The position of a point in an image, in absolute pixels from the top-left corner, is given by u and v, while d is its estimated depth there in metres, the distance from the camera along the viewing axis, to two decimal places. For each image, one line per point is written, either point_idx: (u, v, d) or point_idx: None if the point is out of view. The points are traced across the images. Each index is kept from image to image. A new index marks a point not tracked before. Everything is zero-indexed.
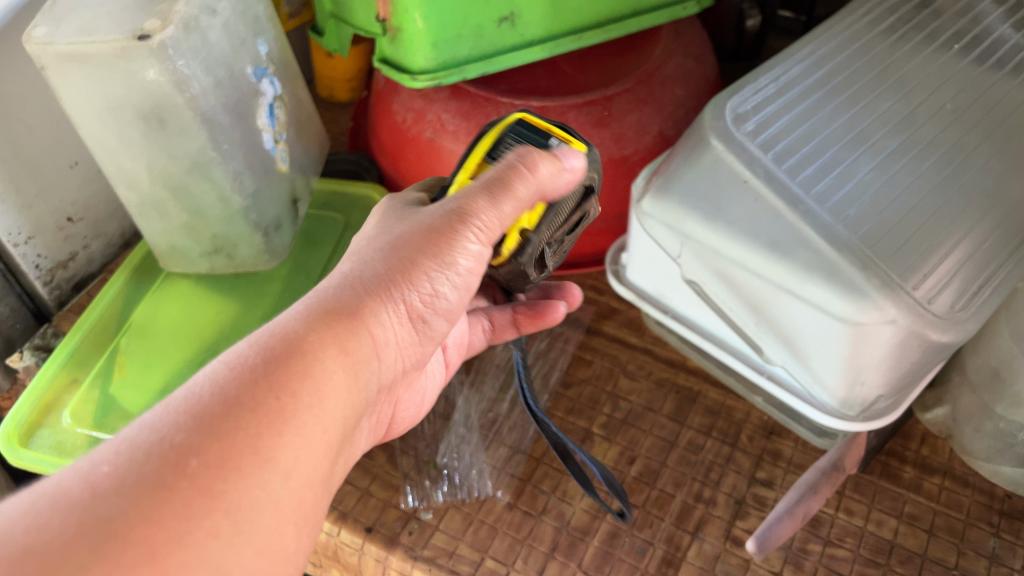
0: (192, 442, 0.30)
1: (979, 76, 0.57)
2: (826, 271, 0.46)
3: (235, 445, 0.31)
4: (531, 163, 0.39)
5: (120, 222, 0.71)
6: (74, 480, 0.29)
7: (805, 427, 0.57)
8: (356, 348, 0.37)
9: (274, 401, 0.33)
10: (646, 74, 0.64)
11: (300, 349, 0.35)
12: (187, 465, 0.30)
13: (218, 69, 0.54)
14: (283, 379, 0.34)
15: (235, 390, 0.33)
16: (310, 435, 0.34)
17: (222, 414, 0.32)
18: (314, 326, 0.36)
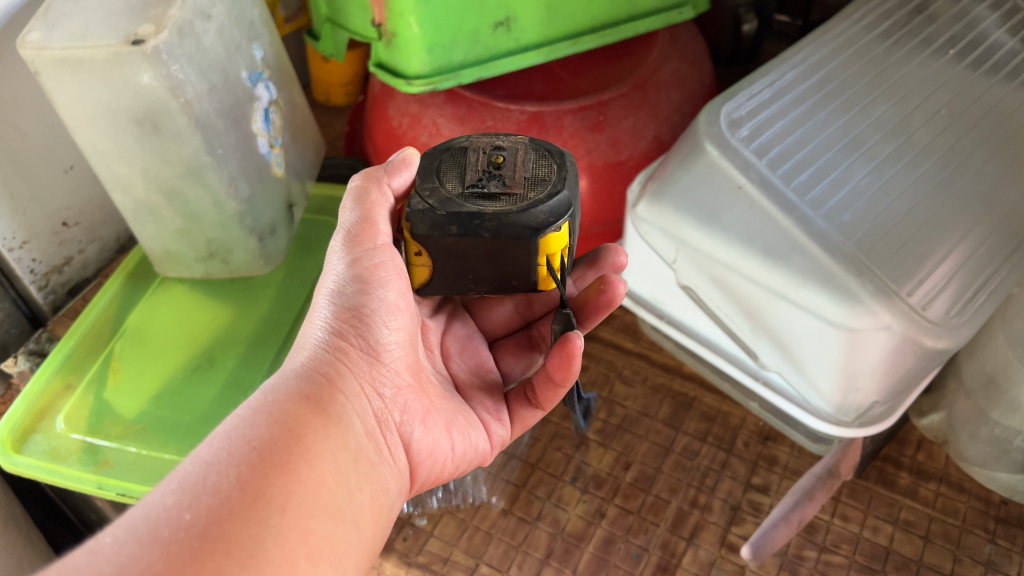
0: (180, 502, 0.31)
1: (973, 82, 0.57)
2: (821, 277, 0.46)
3: (223, 488, 0.31)
4: (374, 177, 0.42)
5: (115, 227, 0.71)
6: (79, 556, 0.30)
7: (800, 433, 0.56)
8: (317, 388, 0.37)
9: (247, 450, 0.33)
10: (642, 79, 0.64)
11: (260, 406, 0.35)
12: (183, 520, 0.30)
13: (212, 74, 0.54)
14: (250, 430, 0.34)
15: (212, 453, 0.33)
16: (298, 468, 0.33)
17: (200, 477, 0.32)
18: (272, 389, 0.36)
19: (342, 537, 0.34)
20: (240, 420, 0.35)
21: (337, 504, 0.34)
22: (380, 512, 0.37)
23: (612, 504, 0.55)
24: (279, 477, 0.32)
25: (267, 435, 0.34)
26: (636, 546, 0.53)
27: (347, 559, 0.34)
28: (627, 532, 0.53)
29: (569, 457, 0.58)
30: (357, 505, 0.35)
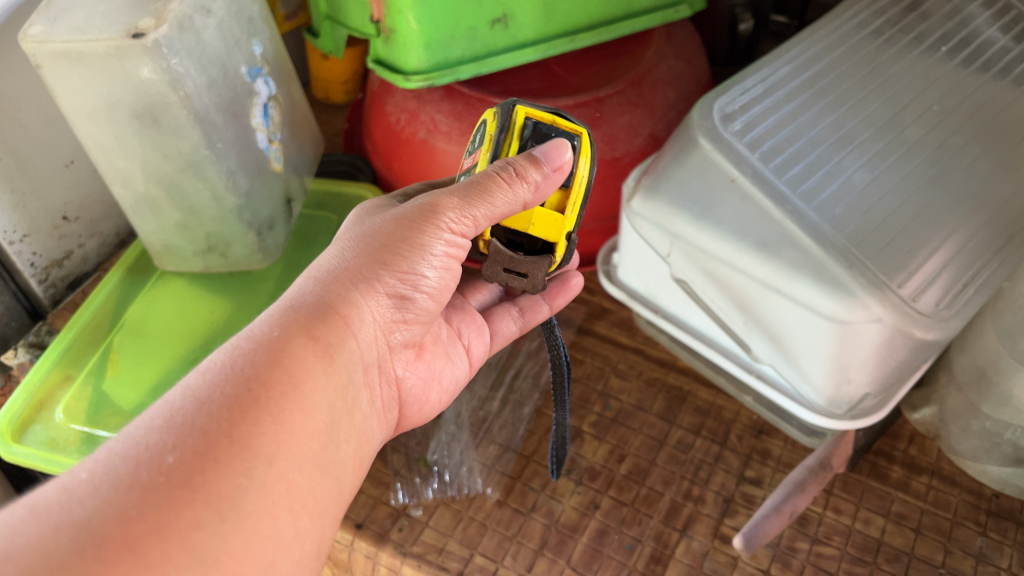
0: (168, 442, 0.32)
1: (965, 78, 0.57)
2: (812, 270, 0.46)
3: (212, 432, 0.32)
4: (513, 172, 0.39)
5: (115, 222, 0.72)
6: (56, 492, 0.31)
7: (794, 427, 0.57)
8: (327, 333, 0.38)
9: (247, 392, 0.34)
10: (638, 77, 0.64)
11: (270, 345, 0.36)
12: (165, 461, 0.31)
13: (212, 69, 0.54)
14: (256, 373, 0.35)
15: (209, 390, 0.34)
16: (290, 420, 0.34)
17: (195, 414, 0.33)
18: (284, 325, 0.37)
19: (323, 487, 0.36)
20: (243, 353, 0.36)
21: (323, 453, 0.36)
22: (359, 459, 0.40)
23: (606, 496, 0.55)
24: (271, 425, 0.34)
25: (276, 379, 0.35)
26: (629, 537, 0.53)
27: (325, 511, 0.36)
28: (621, 523, 0.54)
29: (564, 449, 0.58)
30: (337, 456, 0.37)
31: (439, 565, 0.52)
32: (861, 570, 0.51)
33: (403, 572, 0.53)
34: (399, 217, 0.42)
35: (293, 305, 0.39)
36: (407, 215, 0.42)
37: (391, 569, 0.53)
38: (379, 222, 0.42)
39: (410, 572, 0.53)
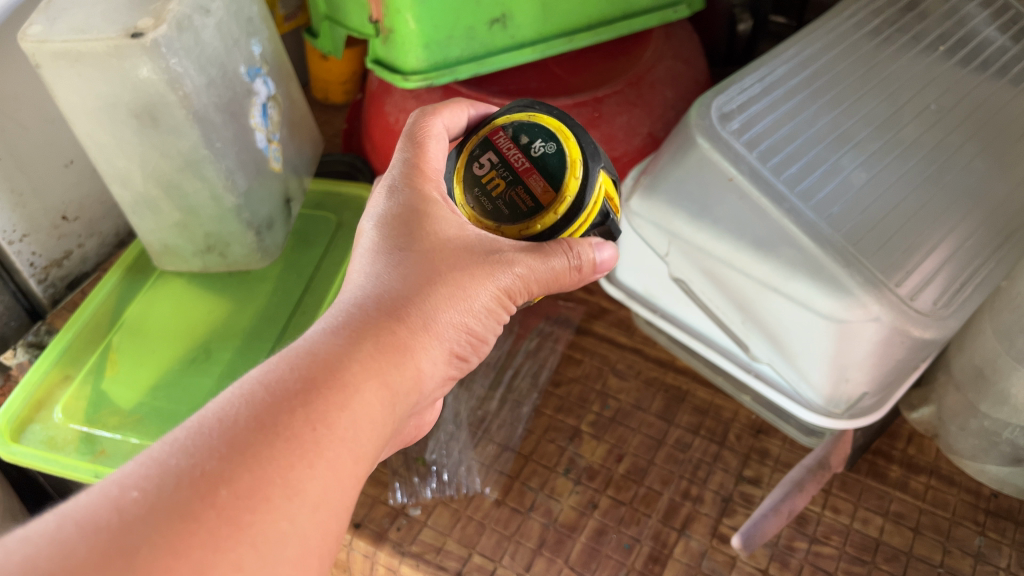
0: (224, 473, 0.29)
1: (962, 78, 0.58)
2: (810, 269, 0.46)
3: (268, 473, 0.30)
4: (575, 250, 0.40)
5: (115, 222, 0.72)
6: (100, 501, 0.28)
7: (793, 426, 0.57)
8: (394, 372, 0.35)
9: (309, 431, 0.31)
10: (636, 77, 0.65)
11: (337, 373, 0.33)
12: (217, 495, 0.29)
13: (210, 68, 0.54)
14: (321, 408, 0.32)
15: (270, 417, 0.31)
16: (342, 466, 0.32)
17: (256, 443, 0.30)
18: (351, 348, 0.34)
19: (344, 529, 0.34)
20: (304, 374, 0.32)
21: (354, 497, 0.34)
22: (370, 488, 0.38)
23: (604, 496, 0.55)
24: (326, 472, 0.31)
25: (339, 425, 0.32)
26: (627, 537, 0.53)
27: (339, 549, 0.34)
28: (619, 522, 0.54)
29: (562, 449, 0.58)
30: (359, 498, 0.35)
31: (437, 565, 0.52)
32: (859, 570, 0.51)
33: (401, 571, 0.53)
34: (468, 249, 0.39)
35: (360, 328, 0.35)
36: (474, 250, 0.39)
37: (389, 568, 0.53)
38: (446, 245, 0.38)
39: (408, 570, 0.53)
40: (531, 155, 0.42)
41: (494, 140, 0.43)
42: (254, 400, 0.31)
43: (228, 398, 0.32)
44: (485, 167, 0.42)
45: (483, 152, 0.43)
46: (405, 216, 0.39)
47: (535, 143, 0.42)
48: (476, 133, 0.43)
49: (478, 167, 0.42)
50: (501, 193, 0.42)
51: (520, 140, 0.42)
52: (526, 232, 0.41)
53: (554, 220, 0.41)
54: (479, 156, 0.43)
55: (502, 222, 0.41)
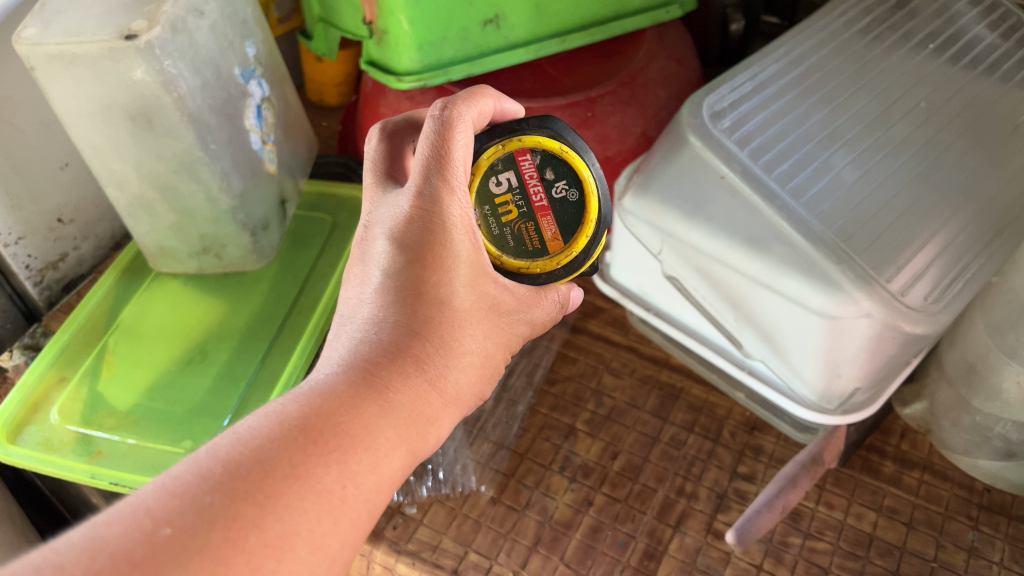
0: (257, 518, 0.30)
1: (952, 75, 0.58)
2: (802, 266, 0.46)
3: (298, 525, 0.30)
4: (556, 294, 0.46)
5: (111, 224, 0.72)
6: (129, 535, 0.28)
7: (787, 423, 0.58)
8: (418, 428, 0.35)
9: (337, 485, 0.32)
10: (629, 77, 0.65)
11: (363, 426, 0.33)
12: (247, 540, 0.29)
13: (205, 70, 0.54)
14: (347, 462, 0.33)
15: (302, 467, 0.31)
16: (361, 517, 0.33)
17: (288, 493, 0.31)
18: (376, 399, 0.34)
19: None
20: (330, 423, 0.33)
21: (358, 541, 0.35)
22: None
23: (599, 493, 0.56)
24: (348, 526, 0.32)
25: (363, 478, 0.33)
26: (623, 534, 0.53)
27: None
28: (614, 520, 0.54)
29: (557, 447, 0.58)
30: None
31: (433, 563, 0.52)
32: (853, 565, 0.51)
33: (398, 569, 0.53)
34: (486, 295, 0.40)
35: (390, 378, 0.35)
36: (490, 296, 0.40)
37: (386, 566, 0.54)
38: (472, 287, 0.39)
39: (404, 568, 0.53)
40: (550, 197, 0.45)
41: (518, 162, 0.45)
42: (287, 444, 0.32)
43: (260, 438, 0.32)
44: (502, 188, 0.45)
45: (504, 170, 0.45)
46: (431, 240, 0.37)
47: (555, 183, 0.45)
48: (504, 143, 0.44)
49: (496, 184, 0.45)
50: (514, 223, 0.45)
51: (542, 173, 0.45)
52: (527, 267, 0.45)
53: (555, 267, 0.46)
54: (499, 171, 0.44)
55: (506, 250, 0.45)
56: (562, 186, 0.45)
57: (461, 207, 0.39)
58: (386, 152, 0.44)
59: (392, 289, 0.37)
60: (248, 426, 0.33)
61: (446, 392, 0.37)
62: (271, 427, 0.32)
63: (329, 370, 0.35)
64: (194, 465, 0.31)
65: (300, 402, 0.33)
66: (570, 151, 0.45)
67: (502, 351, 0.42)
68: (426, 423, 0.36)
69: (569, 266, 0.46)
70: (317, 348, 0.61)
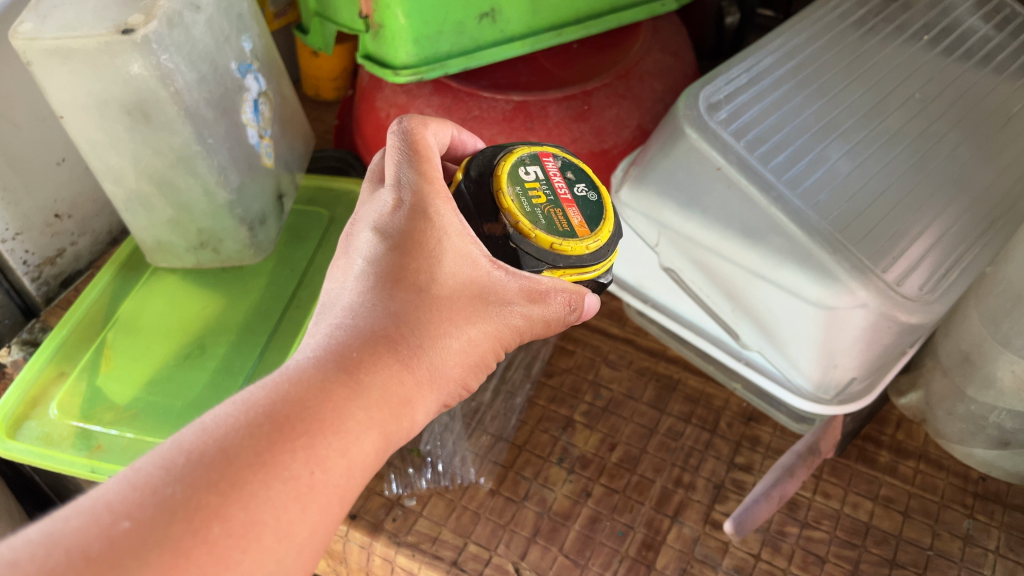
0: (221, 508, 0.29)
1: (946, 67, 0.58)
2: (798, 257, 0.47)
3: (263, 514, 0.30)
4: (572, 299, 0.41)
5: (108, 219, 0.72)
6: (88, 529, 0.28)
7: (783, 414, 0.58)
8: (390, 416, 0.35)
9: (306, 473, 0.31)
10: (625, 70, 0.65)
11: (332, 411, 0.33)
12: (210, 531, 0.28)
13: (201, 64, 0.54)
14: (317, 448, 0.32)
15: (268, 453, 0.31)
16: (332, 506, 0.32)
17: (253, 480, 0.30)
18: (347, 385, 0.33)
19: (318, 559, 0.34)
20: (299, 408, 0.32)
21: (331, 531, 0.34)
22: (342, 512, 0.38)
23: (598, 484, 0.56)
24: (315, 515, 0.31)
25: (333, 465, 0.32)
26: (621, 524, 0.54)
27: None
28: (613, 510, 0.54)
29: (555, 438, 0.59)
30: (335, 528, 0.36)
31: (432, 554, 0.52)
32: (850, 553, 0.52)
33: (398, 562, 0.53)
34: (475, 285, 0.38)
35: (363, 365, 0.34)
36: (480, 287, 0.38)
37: (385, 558, 0.54)
38: (457, 276, 0.38)
39: (404, 560, 0.53)
40: (575, 194, 0.43)
41: (543, 161, 0.44)
42: (254, 432, 0.31)
43: (225, 425, 0.31)
44: (530, 177, 0.42)
45: (532, 164, 0.43)
46: (413, 231, 0.37)
47: (578, 185, 0.44)
48: (528, 146, 0.44)
49: (524, 172, 0.42)
50: (543, 202, 0.41)
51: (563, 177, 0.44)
52: (559, 245, 0.40)
53: (583, 253, 0.41)
54: (527, 164, 0.43)
55: (538, 226, 0.40)
56: (586, 188, 0.44)
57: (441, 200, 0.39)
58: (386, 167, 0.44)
59: (373, 274, 0.37)
60: (215, 416, 0.32)
61: (422, 378, 0.36)
62: (238, 416, 0.32)
63: (302, 356, 0.34)
64: (159, 458, 0.30)
65: (268, 390, 0.33)
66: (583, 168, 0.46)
67: (493, 347, 0.40)
68: (400, 408, 0.35)
69: (599, 260, 0.42)
70: None
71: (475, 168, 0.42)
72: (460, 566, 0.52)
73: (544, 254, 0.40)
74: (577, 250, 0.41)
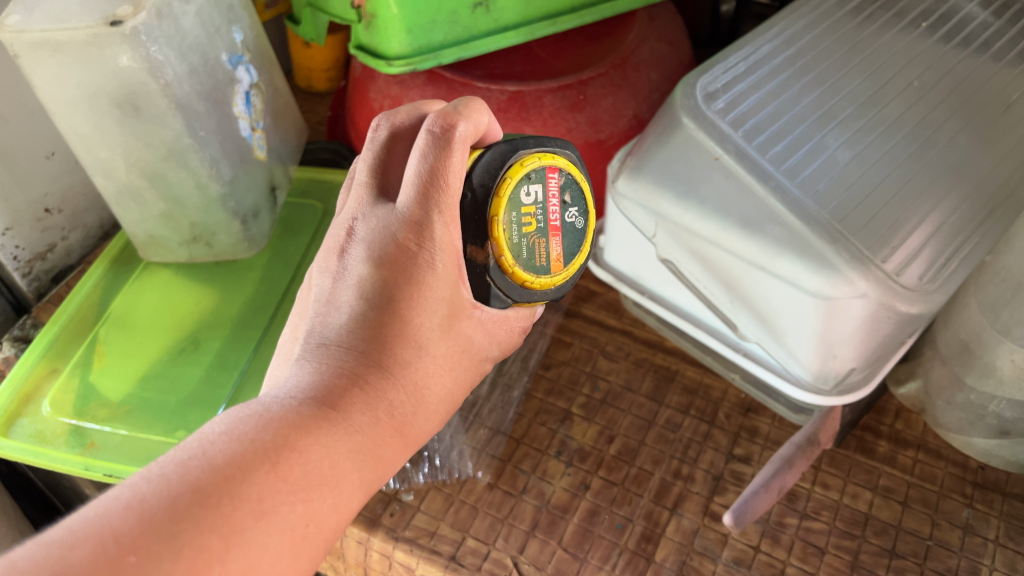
0: (224, 554, 0.29)
1: (945, 54, 0.58)
2: (797, 246, 0.46)
3: (258, 561, 0.30)
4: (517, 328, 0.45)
5: (99, 213, 0.71)
6: (93, 559, 0.27)
7: (782, 405, 0.58)
8: (375, 465, 0.35)
9: (301, 525, 0.32)
10: (620, 59, 0.64)
11: (328, 462, 0.33)
12: (210, 575, 0.29)
13: (192, 56, 0.54)
14: (312, 500, 0.32)
15: (268, 502, 0.31)
16: (315, 553, 0.33)
17: (253, 530, 0.30)
18: (344, 437, 0.34)
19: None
20: (300, 456, 0.32)
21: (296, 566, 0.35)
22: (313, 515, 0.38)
23: (596, 477, 0.56)
24: (300, 562, 0.32)
25: (323, 516, 0.33)
26: (620, 517, 0.53)
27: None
28: (611, 503, 0.54)
29: (553, 431, 0.58)
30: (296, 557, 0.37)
31: (431, 549, 0.52)
32: (849, 544, 0.52)
33: (396, 557, 0.53)
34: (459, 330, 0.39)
35: (358, 416, 0.34)
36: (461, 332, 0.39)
37: (383, 554, 0.53)
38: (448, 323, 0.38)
39: (402, 556, 0.52)
40: (563, 221, 0.43)
41: (547, 178, 0.42)
42: (256, 475, 0.31)
43: (227, 462, 0.31)
44: (529, 200, 0.41)
45: (535, 182, 0.41)
46: (413, 269, 0.36)
47: (569, 211, 0.43)
48: (538, 155, 0.41)
49: (525, 193, 0.41)
50: (529, 233, 0.41)
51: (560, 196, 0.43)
52: (529, 284, 0.42)
53: (548, 289, 0.43)
54: (531, 181, 0.41)
55: (519, 260, 0.41)
56: (575, 214, 0.44)
57: (445, 227, 0.37)
58: (381, 163, 0.40)
59: (371, 315, 0.36)
60: (216, 446, 0.32)
61: (405, 428, 0.37)
62: (241, 454, 0.31)
63: (297, 396, 0.34)
64: (161, 487, 0.30)
65: (269, 428, 0.32)
66: (584, 183, 0.44)
67: (465, 387, 0.42)
68: (383, 462, 0.36)
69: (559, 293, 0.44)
70: None
71: (477, 176, 0.39)
72: (459, 560, 0.51)
73: (514, 292, 0.42)
74: (544, 290, 0.43)
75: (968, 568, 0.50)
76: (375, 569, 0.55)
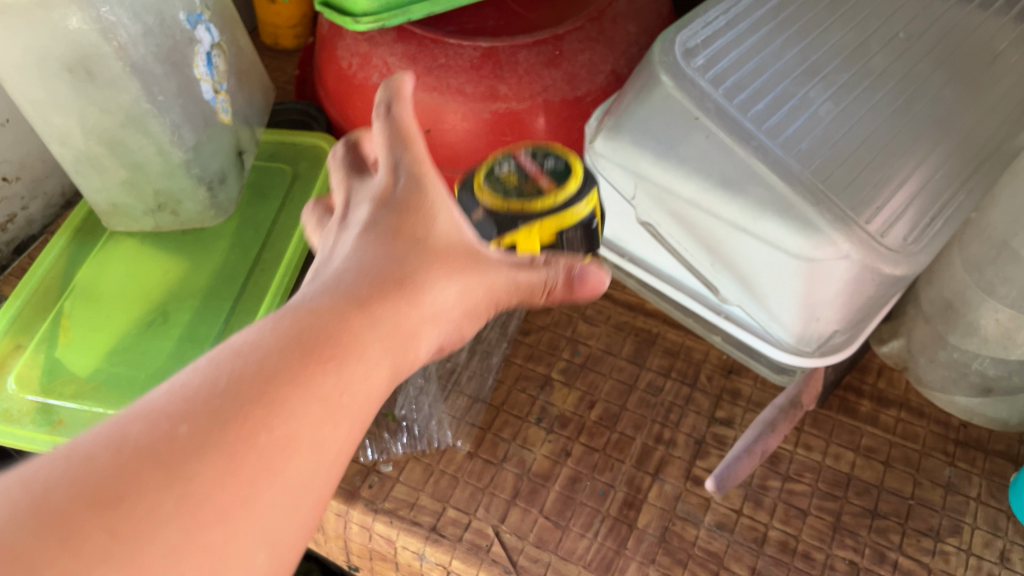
0: (260, 416, 0.27)
1: (931, 3, 0.56)
2: (780, 207, 0.45)
3: (297, 428, 0.28)
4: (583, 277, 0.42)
5: (60, 181, 0.69)
6: (120, 431, 0.25)
7: (763, 365, 0.57)
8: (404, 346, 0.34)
9: (337, 396, 0.30)
10: (598, 12, 0.62)
11: (352, 335, 0.31)
12: (255, 438, 0.27)
13: (147, 15, 0.51)
14: (345, 370, 0.30)
15: (299, 371, 0.29)
16: (353, 436, 0.31)
17: (287, 394, 0.28)
18: (364, 314, 0.32)
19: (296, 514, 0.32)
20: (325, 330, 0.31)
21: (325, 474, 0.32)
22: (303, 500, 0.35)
23: (577, 443, 0.55)
24: (342, 432, 0.30)
25: (356, 387, 0.31)
26: (601, 483, 0.53)
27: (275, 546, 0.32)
28: (593, 470, 0.54)
29: (533, 398, 0.57)
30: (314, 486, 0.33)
31: (411, 520, 0.52)
32: (832, 505, 0.52)
33: (375, 529, 0.52)
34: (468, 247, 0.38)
35: (375, 295, 0.33)
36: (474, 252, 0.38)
37: (363, 526, 0.53)
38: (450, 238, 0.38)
39: (382, 527, 0.52)
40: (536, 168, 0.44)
41: (517, 156, 0.45)
42: (284, 351, 0.29)
43: (248, 346, 0.29)
44: (506, 170, 0.44)
45: (506, 159, 0.45)
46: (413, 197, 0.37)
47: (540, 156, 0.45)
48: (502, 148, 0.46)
49: (499, 168, 0.45)
50: (513, 184, 0.44)
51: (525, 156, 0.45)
52: (523, 210, 0.42)
53: (549, 220, 0.42)
54: (505, 159, 0.45)
55: (497, 194, 0.43)
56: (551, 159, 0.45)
57: (421, 177, 0.38)
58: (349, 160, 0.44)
59: (373, 229, 0.36)
60: (235, 340, 0.30)
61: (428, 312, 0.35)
62: (264, 335, 0.30)
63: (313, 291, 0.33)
64: (186, 373, 0.28)
65: (289, 315, 0.31)
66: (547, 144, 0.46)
67: (486, 300, 0.39)
68: (410, 342, 0.34)
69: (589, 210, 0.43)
70: (283, 304, 0.59)
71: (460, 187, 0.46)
72: (439, 531, 0.51)
73: (511, 220, 0.41)
74: (537, 220, 0.41)
75: (950, 526, 0.50)
76: (355, 540, 0.54)
